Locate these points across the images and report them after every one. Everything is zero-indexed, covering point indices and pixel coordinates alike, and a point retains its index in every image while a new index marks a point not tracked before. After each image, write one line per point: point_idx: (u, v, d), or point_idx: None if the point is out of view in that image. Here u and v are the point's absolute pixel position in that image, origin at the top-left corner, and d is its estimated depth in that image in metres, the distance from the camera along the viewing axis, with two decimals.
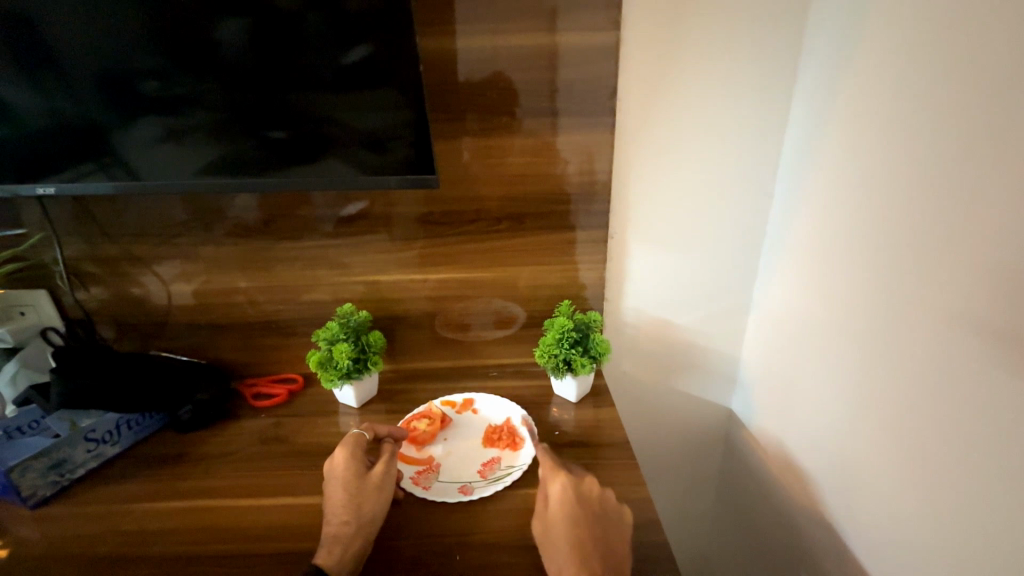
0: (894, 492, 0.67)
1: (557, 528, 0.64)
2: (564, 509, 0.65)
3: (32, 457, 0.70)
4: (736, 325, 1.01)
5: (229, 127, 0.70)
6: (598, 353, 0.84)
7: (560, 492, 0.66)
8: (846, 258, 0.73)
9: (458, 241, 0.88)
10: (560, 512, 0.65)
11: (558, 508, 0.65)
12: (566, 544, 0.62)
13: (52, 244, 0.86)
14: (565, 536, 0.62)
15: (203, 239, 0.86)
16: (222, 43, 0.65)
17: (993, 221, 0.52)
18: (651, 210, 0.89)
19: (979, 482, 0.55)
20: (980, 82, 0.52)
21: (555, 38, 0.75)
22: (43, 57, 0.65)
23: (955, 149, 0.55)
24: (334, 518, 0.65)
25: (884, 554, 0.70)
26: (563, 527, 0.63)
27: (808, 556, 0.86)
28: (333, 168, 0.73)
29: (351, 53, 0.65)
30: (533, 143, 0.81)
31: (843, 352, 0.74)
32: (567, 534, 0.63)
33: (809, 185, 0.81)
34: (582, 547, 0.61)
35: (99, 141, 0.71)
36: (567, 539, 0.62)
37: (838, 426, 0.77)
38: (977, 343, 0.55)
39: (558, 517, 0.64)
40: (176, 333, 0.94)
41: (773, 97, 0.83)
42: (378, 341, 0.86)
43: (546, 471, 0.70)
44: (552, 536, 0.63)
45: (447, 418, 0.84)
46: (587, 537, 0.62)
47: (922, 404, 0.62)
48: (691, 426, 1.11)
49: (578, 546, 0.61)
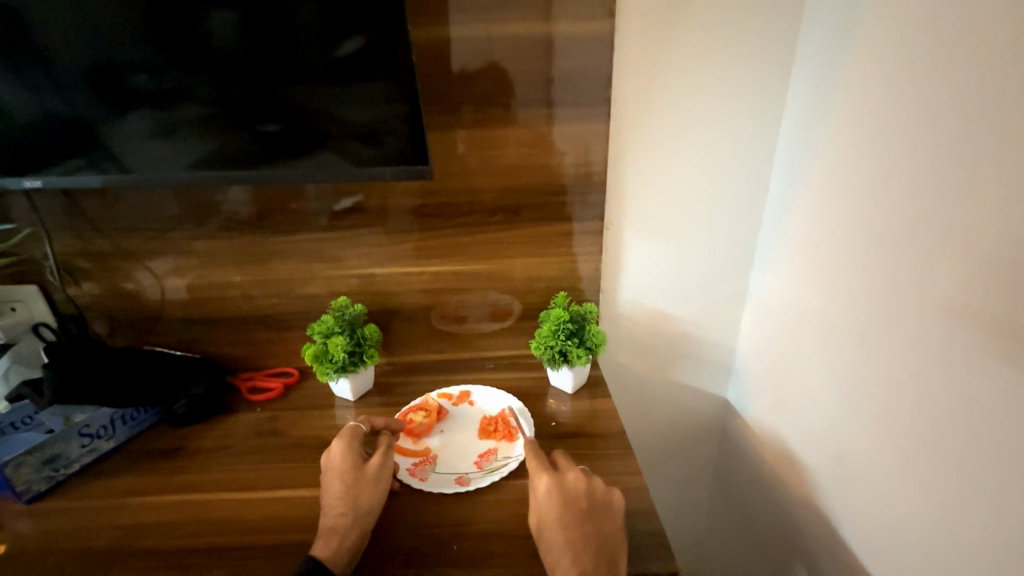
0: (889, 480, 0.67)
1: (548, 526, 0.63)
2: (553, 509, 0.63)
3: (25, 453, 0.69)
4: (732, 316, 1.01)
5: (222, 121, 0.70)
6: (594, 345, 0.84)
7: (547, 492, 0.65)
8: (843, 248, 0.73)
9: (454, 234, 0.87)
10: (549, 512, 0.63)
11: (546, 508, 0.64)
12: (558, 545, 0.61)
13: (43, 239, 0.86)
14: (556, 537, 0.61)
15: (197, 234, 0.86)
16: (214, 35, 0.64)
17: (989, 210, 0.52)
18: (648, 201, 0.89)
19: (977, 473, 0.55)
20: (976, 69, 0.52)
21: (550, 27, 0.74)
22: (31, 51, 0.64)
23: (951, 137, 0.55)
24: (332, 509, 0.65)
25: (878, 542, 0.70)
26: (553, 528, 0.62)
27: (804, 545, 0.87)
28: (327, 162, 0.73)
29: (344, 45, 0.64)
30: (528, 133, 0.81)
31: (838, 341, 0.74)
32: (559, 535, 0.62)
33: (806, 175, 0.80)
34: (574, 545, 0.61)
35: (89, 135, 0.70)
36: (559, 540, 0.61)
37: (833, 415, 0.77)
38: (975, 333, 0.54)
39: (549, 514, 0.63)
40: (171, 328, 0.94)
41: (770, 86, 0.82)
42: (374, 334, 0.86)
43: (531, 472, 0.68)
44: (544, 537, 0.62)
45: (443, 410, 0.84)
46: (578, 535, 0.61)
47: (920, 393, 0.61)
48: (687, 417, 1.11)
49: (571, 546, 0.61)
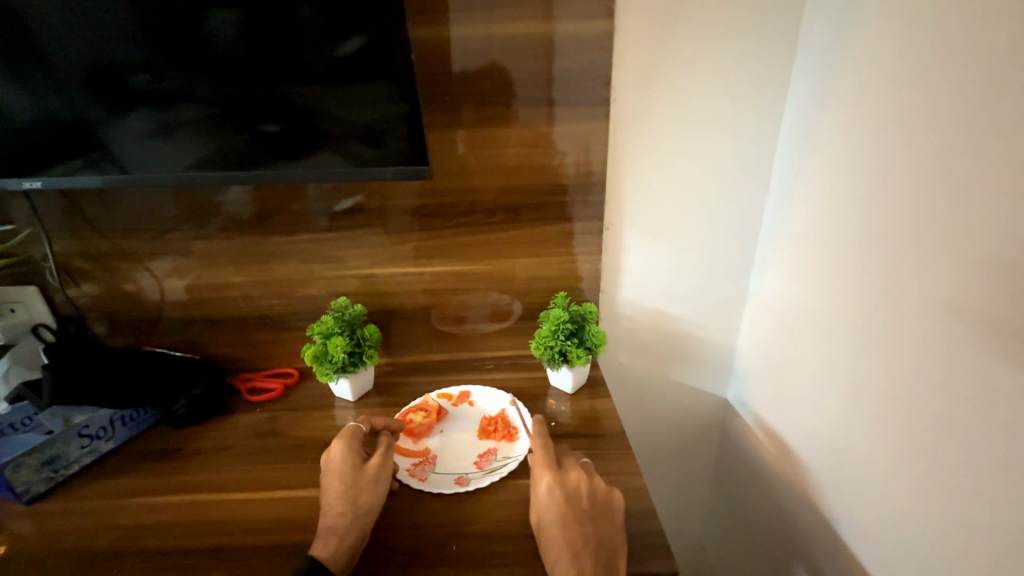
0: (889, 480, 0.67)
1: (548, 524, 0.63)
2: (553, 508, 0.64)
3: (25, 454, 0.69)
4: (732, 316, 1.01)
5: (221, 121, 0.70)
6: (594, 345, 0.84)
7: (548, 491, 0.66)
8: (843, 248, 0.72)
9: (453, 234, 0.87)
10: (549, 511, 0.64)
11: (546, 507, 0.64)
12: (557, 542, 0.61)
13: (41, 240, 0.86)
14: (555, 535, 0.62)
15: (196, 234, 0.86)
16: (214, 35, 0.64)
17: (989, 209, 0.52)
18: (648, 201, 0.89)
19: (978, 473, 0.55)
20: (976, 68, 0.52)
21: (550, 26, 0.74)
22: (31, 51, 0.64)
23: (952, 136, 0.55)
24: (331, 510, 0.65)
25: (878, 543, 0.70)
26: (552, 527, 0.62)
27: (803, 545, 0.87)
28: (327, 162, 0.73)
29: (344, 45, 0.64)
30: (528, 133, 0.81)
31: (838, 341, 0.74)
32: (558, 533, 0.62)
33: (806, 175, 0.80)
34: (573, 544, 0.61)
35: (89, 135, 0.70)
36: (558, 537, 0.61)
37: (833, 415, 0.77)
38: (976, 332, 0.54)
39: (549, 514, 0.64)
40: (170, 328, 0.94)
41: (770, 85, 0.82)
42: (374, 334, 0.86)
43: (533, 470, 0.69)
44: (544, 535, 0.62)
45: (443, 411, 0.84)
46: (577, 532, 0.61)
47: (920, 393, 0.61)
48: (687, 418, 1.11)
49: (569, 544, 0.61)
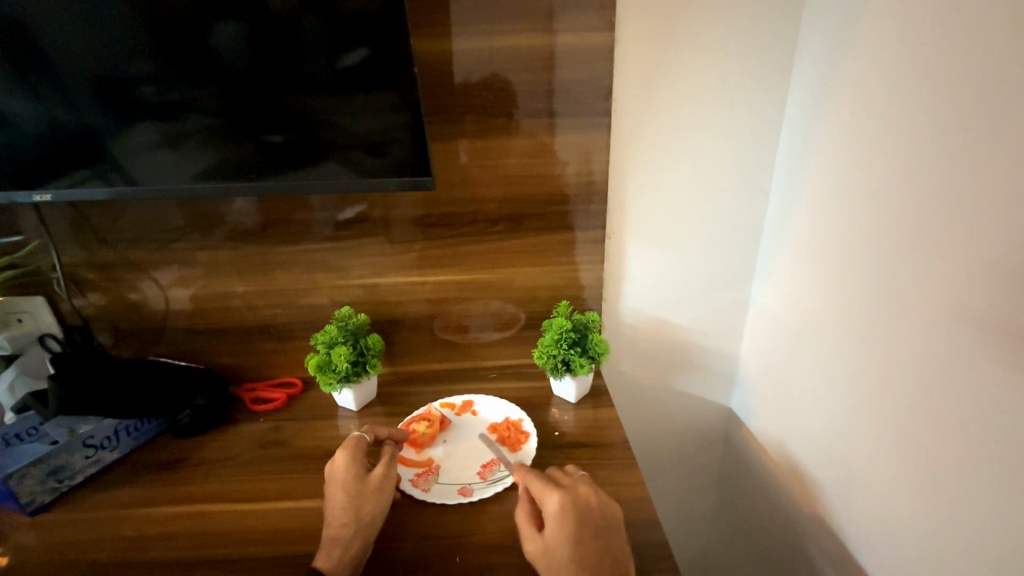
0: (894, 492, 0.66)
1: (559, 549, 0.60)
2: (565, 528, 0.61)
3: (30, 465, 0.70)
4: (736, 322, 1.01)
5: (226, 132, 0.70)
6: (597, 354, 0.84)
7: (560, 511, 0.62)
8: (844, 254, 0.72)
9: (457, 243, 0.88)
10: (562, 532, 0.61)
11: (558, 529, 0.61)
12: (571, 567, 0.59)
13: (49, 250, 0.87)
14: (568, 557, 0.60)
15: (201, 243, 0.86)
16: (220, 47, 0.65)
17: (992, 218, 0.52)
18: (650, 209, 0.89)
19: (984, 484, 0.54)
20: (974, 75, 0.53)
21: (551, 39, 0.75)
22: (41, 65, 0.65)
23: (952, 146, 0.55)
24: (334, 520, 0.64)
25: (885, 556, 0.69)
26: (565, 549, 0.60)
27: (809, 558, 0.86)
28: (330, 171, 0.73)
29: (348, 56, 0.65)
30: (530, 143, 0.81)
31: (841, 350, 0.74)
32: (572, 554, 0.60)
33: (807, 182, 0.80)
34: (588, 564, 0.59)
35: (96, 147, 0.71)
36: (572, 561, 0.59)
37: (836, 425, 0.76)
38: (982, 342, 0.54)
39: (561, 536, 0.61)
40: (175, 338, 0.94)
41: (770, 94, 0.83)
42: (377, 344, 0.86)
43: (539, 490, 0.65)
44: (555, 556, 0.60)
45: (446, 420, 0.84)
46: (591, 555, 0.60)
47: (925, 402, 0.61)
48: (690, 426, 1.11)
49: (585, 567, 0.59)
